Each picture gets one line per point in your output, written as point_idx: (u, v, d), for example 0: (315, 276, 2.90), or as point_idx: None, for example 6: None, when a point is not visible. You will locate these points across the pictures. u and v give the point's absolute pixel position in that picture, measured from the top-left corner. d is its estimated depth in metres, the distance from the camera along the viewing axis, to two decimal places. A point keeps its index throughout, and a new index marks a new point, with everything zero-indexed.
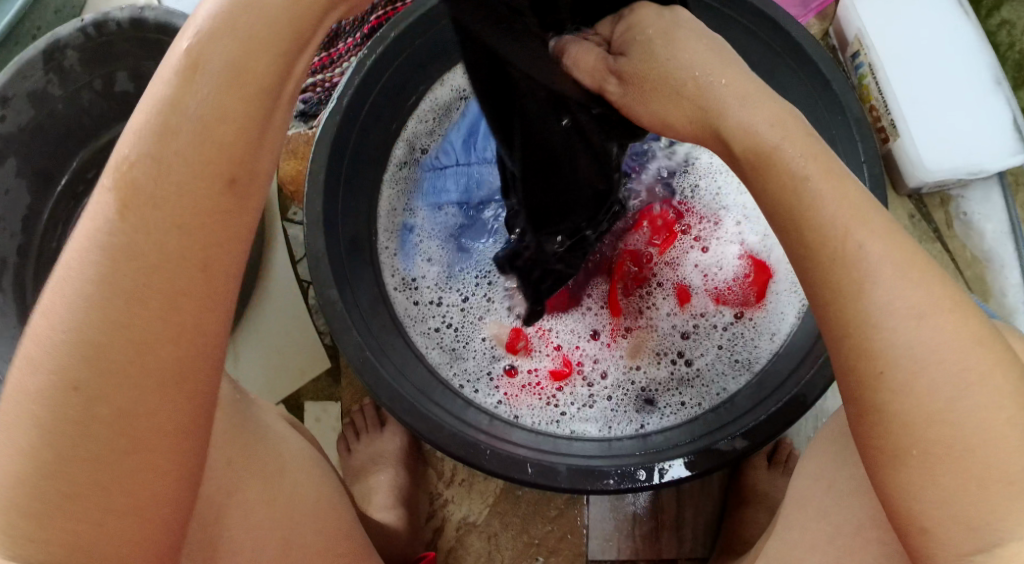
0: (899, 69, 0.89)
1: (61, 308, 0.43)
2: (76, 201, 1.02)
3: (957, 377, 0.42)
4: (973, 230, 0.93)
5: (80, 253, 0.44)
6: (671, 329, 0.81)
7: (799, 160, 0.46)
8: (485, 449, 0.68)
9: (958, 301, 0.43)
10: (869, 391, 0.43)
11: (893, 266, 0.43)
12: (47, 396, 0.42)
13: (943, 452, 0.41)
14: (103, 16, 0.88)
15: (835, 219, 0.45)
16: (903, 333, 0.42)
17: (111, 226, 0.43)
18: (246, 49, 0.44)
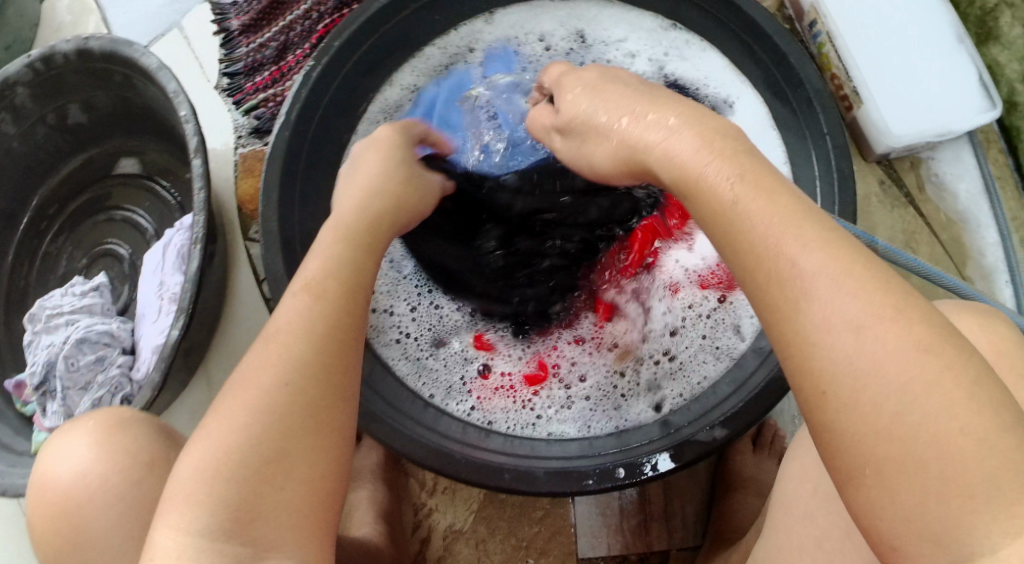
0: (860, 33, 0.87)
1: (266, 361, 0.48)
2: (39, 236, 1.01)
3: (902, 389, 0.39)
4: (946, 190, 0.91)
5: (276, 330, 0.50)
6: (650, 323, 0.79)
7: (723, 185, 0.46)
8: (461, 460, 0.66)
9: (901, 307, 0.41)
10: (817, 411, 0.42)
11: (829, 279, 0.42)
12: (258, 406, 0.47)
13: (901, 469, 0.39)
14: (50, 50, 0.86)
15: (766, 239, 0.44)
16: (840, 347, 0.41)
17: (306, 312, 0.51)
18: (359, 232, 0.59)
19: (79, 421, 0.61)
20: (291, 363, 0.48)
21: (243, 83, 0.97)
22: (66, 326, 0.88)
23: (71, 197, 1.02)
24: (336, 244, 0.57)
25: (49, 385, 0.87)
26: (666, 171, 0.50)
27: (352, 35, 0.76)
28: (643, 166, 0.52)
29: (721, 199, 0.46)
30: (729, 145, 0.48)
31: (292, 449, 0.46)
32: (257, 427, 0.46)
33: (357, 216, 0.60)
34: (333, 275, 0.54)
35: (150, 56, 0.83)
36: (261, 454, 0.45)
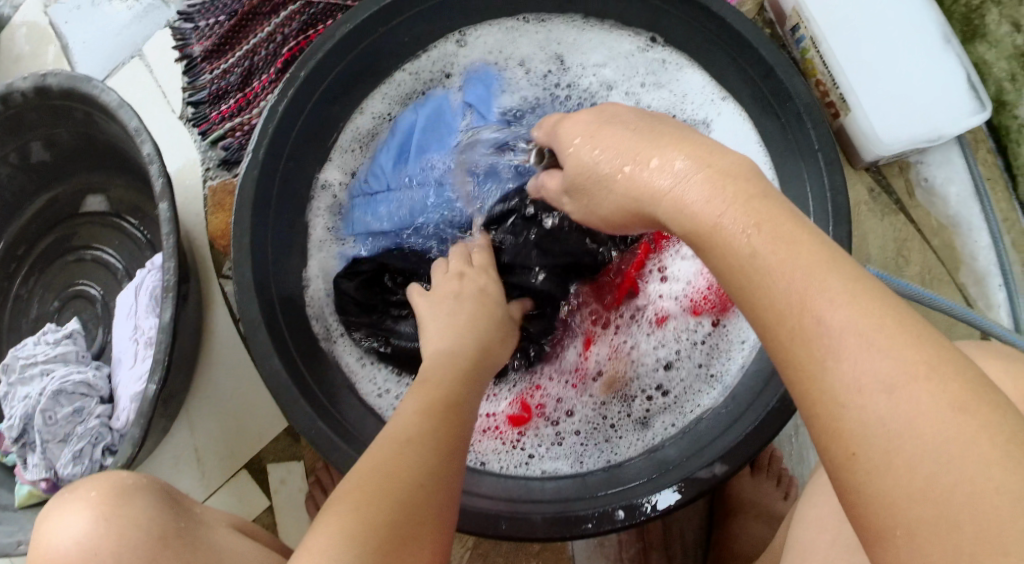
0: (844, 37, 0.84)
1: (398, 448, 0.49)
2: (10, 279, 0.98)
3: (938, 452, 0.33)
4: (936, 195, 0.89)
5: (403, 424, 0.52)
6: (641, 358, 0.77)
7: (740, 237, 0.39)
8: (453, 508, 0.64)
9: (935, 363, 0.34)
10: (844, 474, 0.35)
11: (858, 335, 0.35)
12: (398, 479, 0.47)
13: (934, 531, 0.33)
14: (7, 89, 0.82)
15: (787, 293, 0.37)
16: (871, 409, 0.34)
17: (425, 410, 0.53)
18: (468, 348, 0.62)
19: (80, 491, 0.59)
20: (419, 445, 0.49)
21: (208, 112, 0.94)
22: (40, 377, 0.85)
23: (40, 236, 0.99)
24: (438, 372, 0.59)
25: (28, 437, 0.84)
26: (677, 225, 0.43)
27: (316, 65, 0.72)
28: (644, 207, 0.46)
29: (739, 254, 0.39)
30: (744, 189, 0.41)
31: (424, 514, 0.46)
32: (394, 499, 0.46)
33: (450, 345, 0.62)
34: (445, 392, 0.55)
35: (110, 93, 0.80)
36: (400, 525, 0.45)
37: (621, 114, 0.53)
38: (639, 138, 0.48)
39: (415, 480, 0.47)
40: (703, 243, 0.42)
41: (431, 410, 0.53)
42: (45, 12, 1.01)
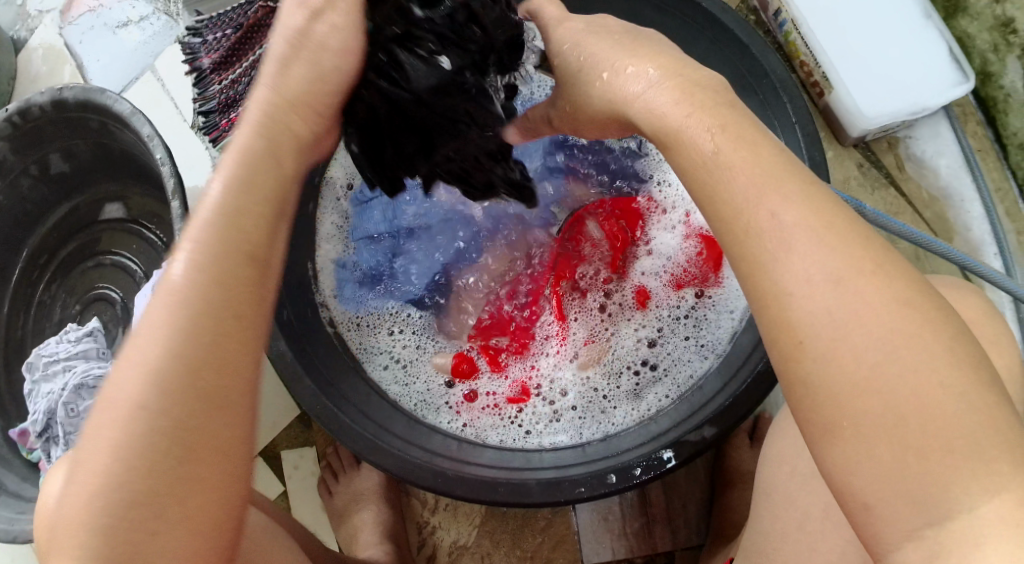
0: (823, 19, 0.87)
1: (135, 377, 0.43)
2: (32, 286, 1.02)
3: (883, 341, 0.40)
4: (926, 169, 0.91)
5: (143, 327, 0.44)
6: (637, 335, 0.79)
7: (705, 136, 0.46)
8: (452, 476, 0.67)
9: (881, 261, 0.42)
10: (791, 362, 0.42)
11: (810, 231, 0.42)
12: (129, 431, 0.42)
13: (876, 422, 0.40)
14: (26, 103, 0.87)
15: (745, 193, 0.44)
16: (821, 298, 0.41)
17: (172, 304, 0.44)
18: (259, 158, 0.47)
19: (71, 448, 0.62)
20: (159, 370, 0.43)
21: (218, 121, 0.94)
22: (63, 373, 0.89)
23: (60, 245, 1.03)
24: (200, 231, 0.45)
25: (51, 431, 0.88)
26: (648, 123, 0.49)
27: None
28: (618, 108, 0.51)
29: (703, 150, 0.46)
30: (710, 96, 0.47)
31: (175, 468, 0.42)
32: (130, 446, 0.42)
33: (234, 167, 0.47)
34: (208, 261, 0.45)
35: (122, 102, 0.84)
36: (140, 478, 0.42)
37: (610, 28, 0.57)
38: (621, 44, 0.54)
39: (159, 427, 0.42)
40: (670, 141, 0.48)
41: (184, 309, 0.44)
42: (60, 33, 1.07)
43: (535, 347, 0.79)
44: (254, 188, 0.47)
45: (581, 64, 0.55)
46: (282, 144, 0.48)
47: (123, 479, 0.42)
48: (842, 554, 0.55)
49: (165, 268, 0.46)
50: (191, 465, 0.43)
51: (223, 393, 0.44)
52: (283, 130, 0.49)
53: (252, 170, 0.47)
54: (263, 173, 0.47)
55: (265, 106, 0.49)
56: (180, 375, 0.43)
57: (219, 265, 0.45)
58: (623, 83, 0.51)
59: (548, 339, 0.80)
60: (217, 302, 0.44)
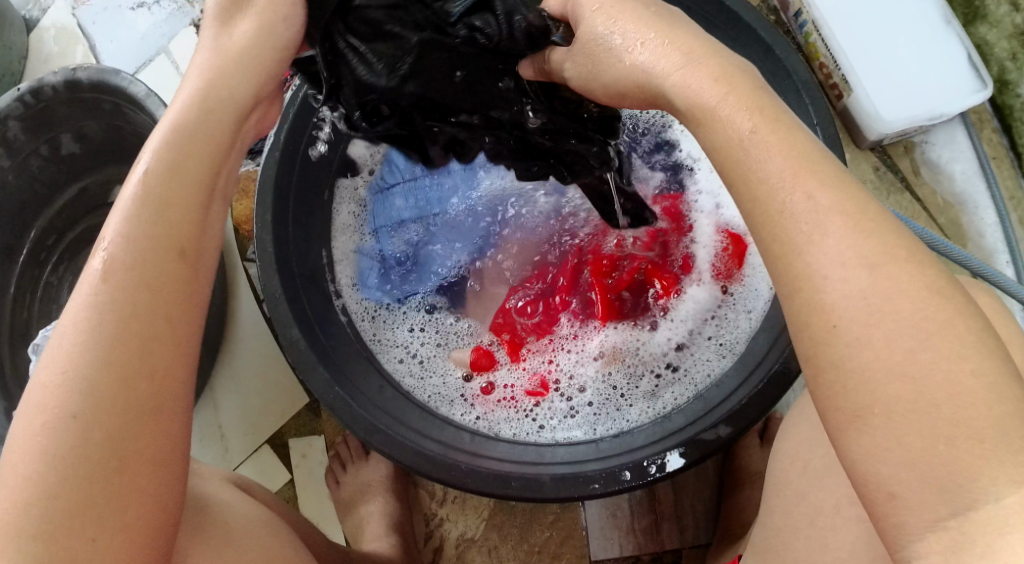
0: (844, 21, 0.87)
1: (55, 371, 0.43)
2: (40, 267, 1.02)
3: (916, 327, 0.40)
4: (941, 174, 0.91)
5: (65, 326, 0.44)
6: (658, 332, 0.78)
7: (743, 116, 0.46)
8: (465, 470, 0.66)
9: (913, 250, 0.42)
10: (823, 345, 0.42)
11: (845, 218, 0.42)
12: (53, 436, 0.42)
13: (905, 406, 0.40)
14: (38, 83, 0.86)
15: (782, 176, 0.44)
16: (855, 282, 0.41)
17: (94, 298, 0.44)
18: (192, 141, 0.49)
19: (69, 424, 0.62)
20: (80, 381, 0.42)
21: None
22: None
23: (69, 226, 1.04)
24: (126, 222, 0.46)
25: None
26: (682, 98, 0.49)
27: None
28: (651, 86, 0.50)
29: (739, 130, 0.46)
30: (744, 84, 0.48)
31: (110, 483, 0.42)
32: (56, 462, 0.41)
33: (165, 155, 0.48)
34: (139, 250, 0.45)
35: (138, 84, 0.84)
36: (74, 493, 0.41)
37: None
38: (657, 11, 0.52)
39: (91, 437, 0.42)
40: (703, 121, 0.48)
41: (109, 318, 0.44)
42: (73, 14, 1.06)
43: (558, 341, 0.79)
44: (181, 175, 0.48)
45: (611, 49, 0.52)
46: (209, 124, 0.50)
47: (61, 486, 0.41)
48: (851, 552, 0.54)
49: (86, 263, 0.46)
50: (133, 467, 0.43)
51: (155, 399, 0.44)
52: (218, 98, 0.51)
53: (181, 155, 0.48)
54: (192, 158, 0.49)
55: (197, 86, 0.51)
56: (106, 387, 0.43)
57: (145, 258, 0.45)
58: (647, 66, 0.50)
59: (572, 334, 0.79)
60: (143, 309, 0.45)
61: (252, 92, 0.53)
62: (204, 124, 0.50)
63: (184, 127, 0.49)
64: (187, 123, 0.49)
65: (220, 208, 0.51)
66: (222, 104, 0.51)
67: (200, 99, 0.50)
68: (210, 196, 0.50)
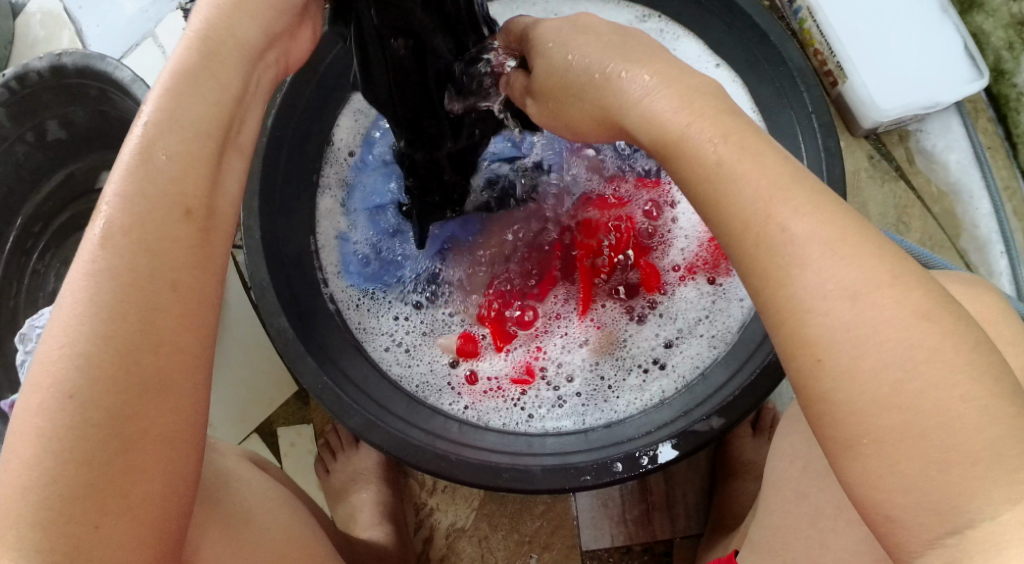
0: (839, 7, 0.86)
1: (53, 357, 0.40)
2: (27, 255, 1.00)
3: (904, 357, 0.40)
4: (936, 163, 0.90)
5: (64, 304, 0.41)
6: (647, 321, 0.78)
7: (707, 145, 0.45)
8: (455, 461, 0.66)
9: (898, 272, 0.41)
10: (812, 379, 0.42)
11: (822, 243, 0.42)
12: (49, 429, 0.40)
13: (899, 436, 0.40)
14: (24, 69, 0.85)
15: (755, 203, 0.43)
16: (838, 315, 0.41)
17: (94, 265, 0.41)
18: (197, 92, 0.45)
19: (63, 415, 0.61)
20: (82, 358, 0.40)
21: None
22: None
23: (55, 212, 1.02)
24: (126, 179, 0.43)
25: None
26: (646, 132, 0.48)
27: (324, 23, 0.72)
28: (613, 113, 0.50)
29: (708, 161, 0.45)
30: (710, 103, 0.46)
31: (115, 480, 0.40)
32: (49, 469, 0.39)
33: (174, 108, 0.44)
34: (146, 214, 0.43)
35: (123, 69, 0.83)
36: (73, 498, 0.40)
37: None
38: (623, 39, 0.51)
39: (88, 432, 0.40)
40: (671, 150, 0.47)
41: (109, 285, 0.41)
42: None
43: (549, 328, 0.78)
44: (185, 124, 0.44)
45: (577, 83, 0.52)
46: (219, 67, 0.46)
47: (60, 480, 0.40)
48: (853, 552, 0.55)
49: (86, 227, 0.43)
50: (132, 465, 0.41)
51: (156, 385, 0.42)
52: (224, 38, 0.46)
53: (186, 103, 0.45)
54: (199, 110, 0.45)
55: (200, 25, 0.46)
56: (111, 377, 0.40)
57: (150, 218, 0.43)
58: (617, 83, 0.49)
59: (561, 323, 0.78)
60: (146, 276, 0.42)
61: (265, 32, 0.49)
62: (213, 74, 0.46)
63: (189, 76, 0.45)
64: (191, 72, 0.45)
65: (235, 159, 0.48)
66: (227, 50, 0.46)
67: (204, 43, 0.46)
68: (223, 147, 0.46)
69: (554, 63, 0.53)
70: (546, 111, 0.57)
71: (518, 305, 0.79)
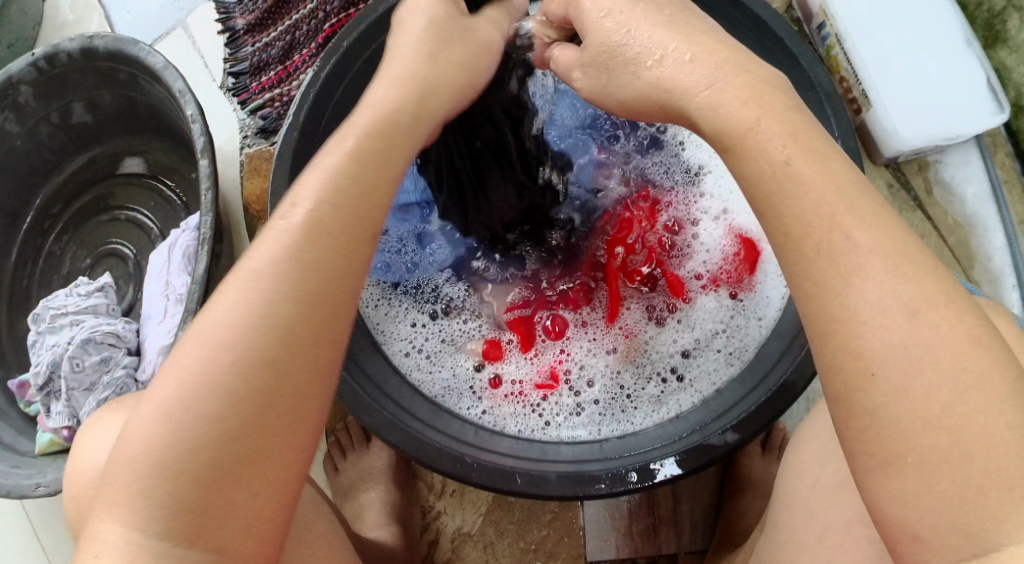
0: (866, 37, 0.87)
1: (213, 342, 0.45)
2: (43, 236, 1.01)
3: (955, 379, 0.40)
4: (953, 195, 0.91)
5: (246, 295, 0.46)
6: (669, 336, 0.78)
7: (776, 143, 0.46)
8: (471, 463, 0.66)
9: (952, 296, 0.42)
10: (861, 395, 0.42)
11: (884, 257, 0.42)
12: (180, 397, 0.43)
13: (938, 457, 0.40)
14: (53, 49, 0.85)
15: (819, 208, 0.44)
16: (896, 329, 0.41)
17: (292, 254, 0.47)
18: (390, 138, 0.53)
19: (117, 408, 0.60)
20: (260, 337, 0.45)
21: (248, 83, 0.97)
22: (71, 326, 0.88)
23: (75, 194, 1.02)
24: (324, 186, 0.49)
25: (53, 385, 0.86)
26: (709, 122, 0.49)
27: (360, 34, 0.75)
28: (674, 100, 0.52)
29: (772, 159, 0.46)
30: (778, 101, 0.48)
31: (240, 469, 0.44)
32: (215, 410, 0.43)
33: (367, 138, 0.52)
34: (333, 232, 0.48)
35: (156, 55, 0.82)
36: (222, 445, 0.43)
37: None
38: (671, 22, 0.53)
39: (228, 415, 0.44)
40: (732, 143, 0.48)
41: (287, 299, 0.46)
42: None
43: (573, 336, 0.79)
44: (386, 167, 0.52)
45: (628, 62, 0.54)
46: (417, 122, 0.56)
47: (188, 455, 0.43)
48: None
49: (277, 218, 0.48)
50: (251, 447, 0.44)
51: (298, 381, 0.46)
52: (433, 100, 0.57)
53: (385, 142, 0.53)
54: (390, 147, 0.53)
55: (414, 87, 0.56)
56: (249, 363, 0.44)
57: (345, 237, 0.49)
58: (666, 74, 0.52)
59: (590, 336, 0.79)
60: (323, 294, 0.47)
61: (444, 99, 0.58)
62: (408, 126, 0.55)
63: (389, 124, 0.54)
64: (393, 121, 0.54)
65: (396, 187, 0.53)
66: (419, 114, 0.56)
67: (410, 100, 0.55)
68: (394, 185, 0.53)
69: (607, 37, 0.55)
70: (600, 89, 0.57)
71: (547, 315, 0.79)
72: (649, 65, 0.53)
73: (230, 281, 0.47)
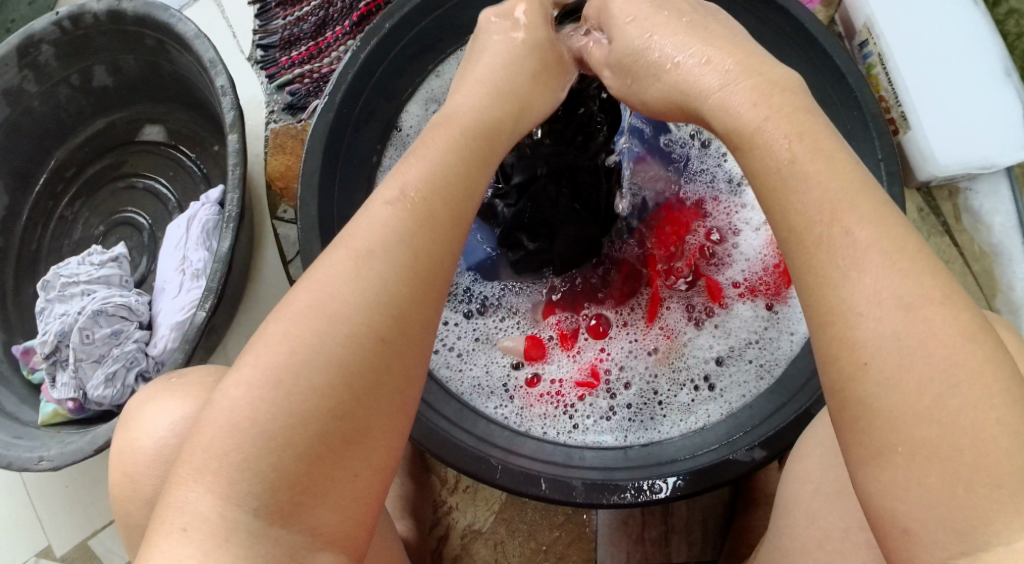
0: (911, 59, 0.87)
1: (291, 327, 0.45)
2: (55, 199, 0.98)
3: (947, 374, 0.40)
4: (981, 223, 0.91)
5: (334, 290, 0.46)
6: (704, 344, 0.77)
7: (781, 142, 0.46)
8: (495, 464, 0.65)
9: (949, 292, 0.41)
10: (852, 383, 0.42)
11: (880, 254, 0.42)
12: (253, 391, 0.43)
13: (928, 450, 0.39)
14: (80, 9, 0.83)
15: (820, 205, 0.44)
16: (889, 322, 0.41)
17: (383, 240, 0.47)
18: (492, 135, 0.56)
19: (166, 387, 0.59)
20: (345, 332, 0.45)
21: (277, 57, 0.94)
22: (82, 296, 0.86)
23: (89, 160, 0.99)
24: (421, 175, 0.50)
25: (60, 355, 0.83)
26: (721, 124, 0.49)
27: (402, 19, 0.72)
28: (689, 102, 0.52)
29: (778, 159, 0.46)
30: (788, 101, 0.47)
31: (312, 462, 0.43)
32: (328, 382, 0.44)
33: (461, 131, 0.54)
34: (430, 223, 0.49)
35: (187, 23, 0.79)
36: (332, 418, 0.44)
37: (675, 4, 0.56)
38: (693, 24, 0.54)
39: (308, 406, 0.43)
40: (741, 142, 0.48)
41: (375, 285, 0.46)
42: None
43: (613, 339, 0.78)
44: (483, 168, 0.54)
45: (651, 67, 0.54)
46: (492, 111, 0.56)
47: (260, 445, 0.42)
48: None
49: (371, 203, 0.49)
50: (316, 439, 0.43)
51: (375, 372, 0.45)
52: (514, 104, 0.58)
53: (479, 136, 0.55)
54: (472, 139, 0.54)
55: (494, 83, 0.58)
56: (325, 354, 0.44)
57: (438, 228, 0.49)
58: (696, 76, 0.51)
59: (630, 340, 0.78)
60: (411, 285, 0.47)
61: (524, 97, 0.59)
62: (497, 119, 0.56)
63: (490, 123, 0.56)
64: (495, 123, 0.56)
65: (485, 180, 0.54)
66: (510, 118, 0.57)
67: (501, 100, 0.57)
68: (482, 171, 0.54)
69: (630, 41, 0.56)
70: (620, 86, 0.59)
71: (592, 316, 0.79)
72: (666, 70, 0.53)
73: (323, 278, 0.46)
